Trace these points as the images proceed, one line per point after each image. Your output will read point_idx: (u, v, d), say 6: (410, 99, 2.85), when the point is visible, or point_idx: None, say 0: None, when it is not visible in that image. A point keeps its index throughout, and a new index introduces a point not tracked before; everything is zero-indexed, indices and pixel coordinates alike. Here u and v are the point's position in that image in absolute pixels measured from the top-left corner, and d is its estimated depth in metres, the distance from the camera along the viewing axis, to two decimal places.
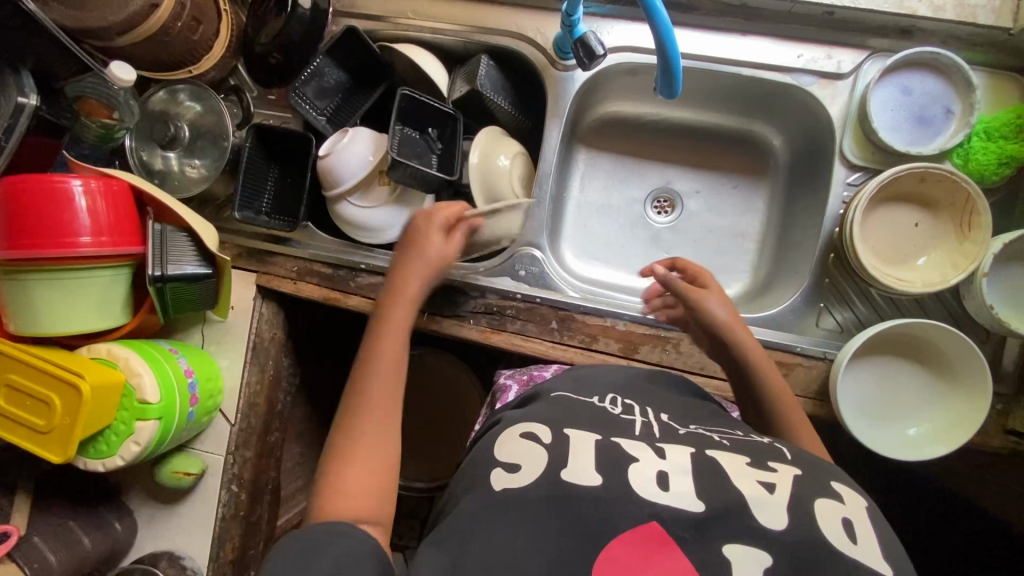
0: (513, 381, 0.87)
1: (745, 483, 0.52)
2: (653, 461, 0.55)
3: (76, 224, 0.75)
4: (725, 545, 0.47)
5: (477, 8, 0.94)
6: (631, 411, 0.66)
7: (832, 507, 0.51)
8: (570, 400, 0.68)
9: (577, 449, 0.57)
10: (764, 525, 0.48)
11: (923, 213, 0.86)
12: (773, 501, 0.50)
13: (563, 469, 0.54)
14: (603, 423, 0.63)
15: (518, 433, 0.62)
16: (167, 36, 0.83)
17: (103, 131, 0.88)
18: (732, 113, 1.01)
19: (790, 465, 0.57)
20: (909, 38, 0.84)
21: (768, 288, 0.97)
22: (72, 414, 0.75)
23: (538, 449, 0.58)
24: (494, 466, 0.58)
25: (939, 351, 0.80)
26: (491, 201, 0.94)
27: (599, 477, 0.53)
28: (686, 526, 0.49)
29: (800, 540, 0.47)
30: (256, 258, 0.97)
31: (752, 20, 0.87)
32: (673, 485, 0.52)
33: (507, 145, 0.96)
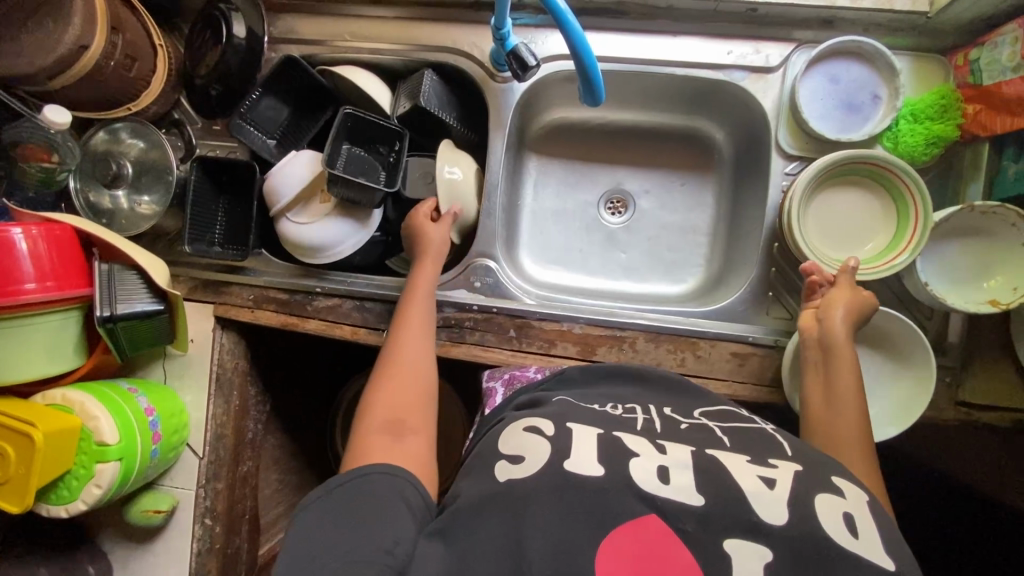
0: (497, 382, 0.86)
1: (745, 478, 0.53)
2: (654, 456, 0.56)
3: (19, 271, 0.75)
4: (726, 541, 0.48)
5: (412, 26, 0.95)
6: (633, 411, 0.68)
7: (832, 501, 0.52)
8: (574, 403, 0.68)
9: (581, 439, 0.58)
10: (764, 519, 0.49)
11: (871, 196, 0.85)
12: (775, 496, 0.51)
13: (566, 459, 0.56)
14: (604, 419, 0.64)
15: (525, 426, 0.63)
16: (102, 75, 0.83)
17: (43, 174, 0.87)
18: (674, 111, 1.03)
19: (790, 459, 0.57)
20: (832, 28, 0.86)
21: (722, 281, 0.99)
22: (26, 463, 0.74)
23: (543, 441, 0.59)
24: (499, 457, 0.59)
25: (881, 331, 0.82)
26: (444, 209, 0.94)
27: (601, 467, 0.54)
28: (688, 520, 0.50)
29: (797, 536, 0.48)
30: (211, 289, 0.97)
31: (681, 20, 0.88)
32: (674, 479, 0.53)
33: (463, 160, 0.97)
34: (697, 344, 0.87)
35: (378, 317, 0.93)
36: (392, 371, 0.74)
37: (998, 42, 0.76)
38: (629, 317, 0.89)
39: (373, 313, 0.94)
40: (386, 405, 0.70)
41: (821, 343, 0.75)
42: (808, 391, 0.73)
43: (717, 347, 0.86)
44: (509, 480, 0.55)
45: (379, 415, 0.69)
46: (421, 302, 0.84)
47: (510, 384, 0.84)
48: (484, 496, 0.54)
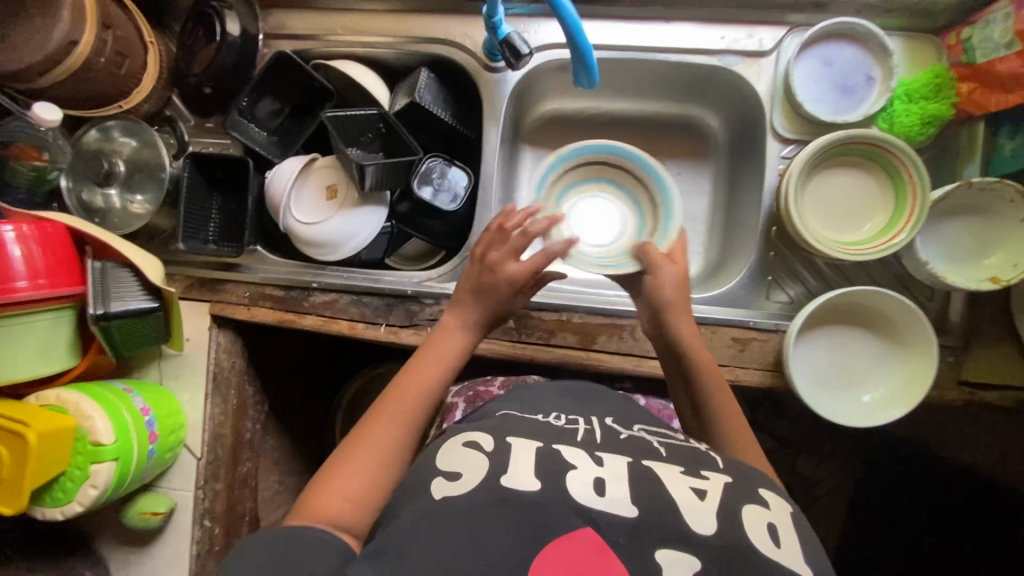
0: (459, 399, 0.89)
1: (678, 490, 0.55)
2: (590, 467, 0.56)
3: (10, 269, 0.74)
4: (656, 551, 0.50)
5: (405, 19, 0.94)
6: (575, 421, 0.67)
7: (757, 512, 0.54)
8: (514, 416, 0.67)
9: (518, 453, 0.58)
10: (695, 530, 0.51)
11: (864, 177, 0.84)
12: (705, 507, 0.53)
13: (503, 475, 0.55)
14: (546, 430, 0.63)
15: (462, 442, 0.62)
16: (92, 72, 0.82)
17: (34, 174, 0.87)
18: (669, 100, 1.03)
19: (722, 471, 0.59)
20: (824, 11, 0.86)
21: (720, 268, 0.99)
22: (20, 463, 0.73)
23: (480, 455, 0.59)
24: (435, 474, 0.58)
25: (881, 315, 0.82)
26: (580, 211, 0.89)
27: (538, 482, 0.54)
28: (620, 532, 0.51)
29: (723, 545, 0.50)
30: (206, 287, 0.96)
31: (673, 6, 0.88)
32: (610, 491, 0.54)
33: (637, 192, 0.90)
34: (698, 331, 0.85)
35: (375, 310, 0.93)
36: (360, 444, 0.66)
37: (990, 19, 0.76)
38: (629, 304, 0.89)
39: (370, 306, 0.93)
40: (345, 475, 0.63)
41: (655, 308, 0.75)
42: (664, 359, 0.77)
43: (717, 333, 0.85)
44: (444, 498, 0.54)
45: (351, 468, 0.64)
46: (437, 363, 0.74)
47: (472, 401, 0.87)
48: (420, 514, 0.54)
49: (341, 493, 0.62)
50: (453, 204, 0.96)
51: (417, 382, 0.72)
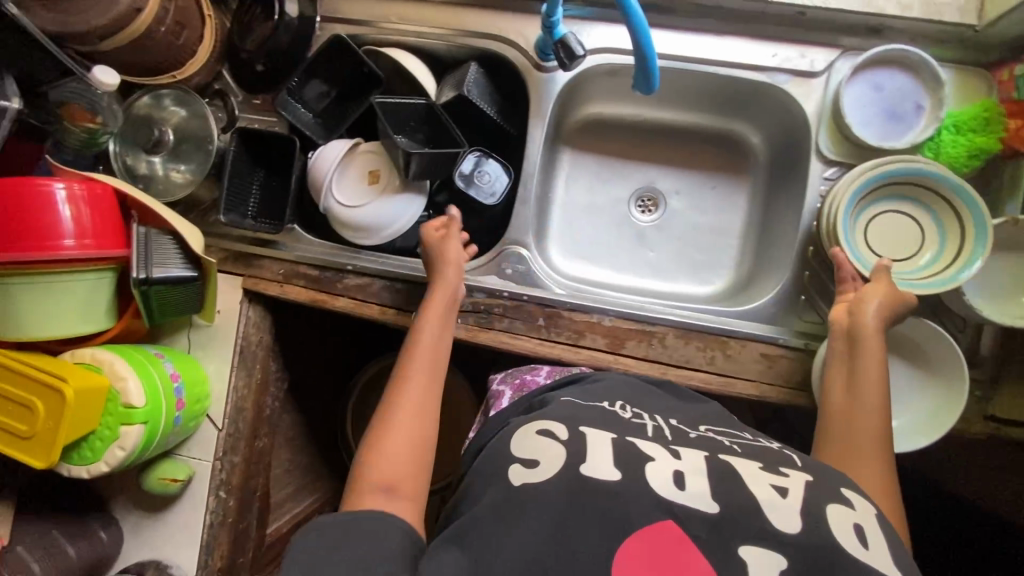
0: (506, 387, 0.87)
1: (759, 487, 0.56)
2: (669, 461, 0.59)
3: (58, 227, 0.74)
4: (741, 548, 0.51)
5: (460, 11, 0.95)
6: (641, 416, 0.70)
7: (843, 513, 0.54)
8: (578, 404, 0.70)
9: (594, 444, 0.61)
10: (780, 529, 0.52)
11: (914, 206, 0.84)
12: (787, 506, 0.54)
13: (581, 464, 0.58)
14: (612, 422, 0.66)
15: (536, 429, 0.64)
16: (152, 41, 0.83)
17: (86, 136, 0.86)
18: (711, 113, 1.03)
19: (802, 469, 0.60)
20: (879, 37, 0.87)
21: (750, 283, 0.99)
22: (54, 419, 0.73)
23: (555, 445, 0.61)
24: (511, 461, 0.60)
25: (911, 342, 0.82)
26: (902, 231, 0.84)
27: (617, 472, 0.57)
28: (699, 526, 0.53)
29: (815, 545, 0.51)
30: (242, 262, 0.97)
31: (728, 20, 0.89)
32: (689, 486, 0.56)
33: (898, 223, 0.84)
34: (728, 343, 0.87)
35: (407, 298, 0.94)
36: (391, 425, 0.68)
37: None
38: (660, 312, 0.89)
39: (402, 293, 0.94)
40: (385, 456, 0.66)
41: (849, 332, 0.75)
42: (830, 388, 0.74)
43: (747, 347, 0.86)
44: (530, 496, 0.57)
45: (385, 445, 0.67)
46: (436, 322, 0.80)
47: (519, 390, 0.85)
48: (496, 501, 0.56)
49: (381, 474, 0.64)
50: (492, 200, 0.96)
51: (423, 355, 0.76)
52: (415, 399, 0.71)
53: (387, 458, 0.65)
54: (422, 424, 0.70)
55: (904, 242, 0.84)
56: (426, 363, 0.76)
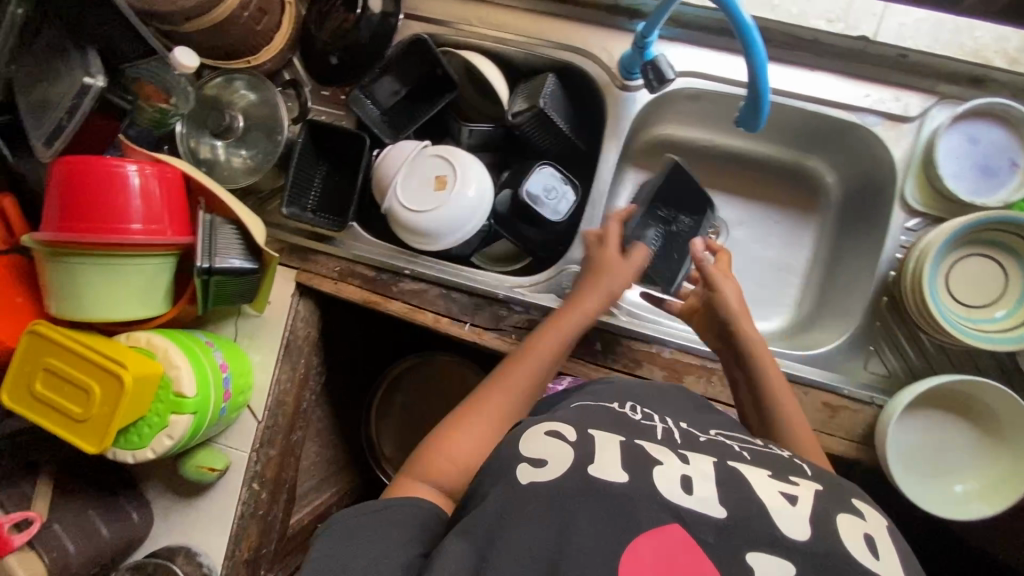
0: None
1: (768, 494, 0.54)
2: (677, 465, 0.56)
3: (129, 210, 0.73)
4: (751, 554, 0.48)
5: (544, 20, 0.92)
6: (651, 418, 0.67)
7: (853, 522, 0.52)
8: (589, 406, 0.67)
9: (604, 445, 0.58)
10: (788, 534, 0.50)
11: (1001, 256, 0.80)
12: (796, 512, 0.52)
13: (591, 464, 0.55)
14: (624, 425, 0.63)
15: (543, 429, 0.61)
16: (234, 25, 0.81)
17: (157, 115, 0.83)
18: (788, 146, 1.00)
19: (809, 478, 0.59)
20: (979, 87, 0.84)
21: (810, 325, 0.97)
22: (111, 404, 0.72)
23: (565, 446, 0.57)
24: (518, 459, 0.57)
25: (981, 405, 0.80)
26: (990, 282, 0.79)
27: (626, 475, 0.53)
28: (709, 531, 0.50)
29: (822, 551, 0.49)
30: (298, 255, 0.95)
31: (823, 55, 0.86)
32: (696, 489, 0.53)
33: (985, 272, 0.80)
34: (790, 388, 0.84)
35: (463, 308, 0.92)
36: (456, 433, 0.67)
37: None
38: None
39: (458, 303, 0.92)
40: (445, 457, 0.64)
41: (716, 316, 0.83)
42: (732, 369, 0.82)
43: (809, 394, 0.84)
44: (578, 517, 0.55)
45: (440, 461, 0.64)
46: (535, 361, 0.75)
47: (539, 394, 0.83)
48: None
49: (437, 467, 0.64)
50: (555, 217, 0.93)
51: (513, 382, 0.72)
52: (487, 429, 0.68)
53: (455, 454, 0.65)
54: (493, 425, 0.68)
55: (989, 292, 0.80)
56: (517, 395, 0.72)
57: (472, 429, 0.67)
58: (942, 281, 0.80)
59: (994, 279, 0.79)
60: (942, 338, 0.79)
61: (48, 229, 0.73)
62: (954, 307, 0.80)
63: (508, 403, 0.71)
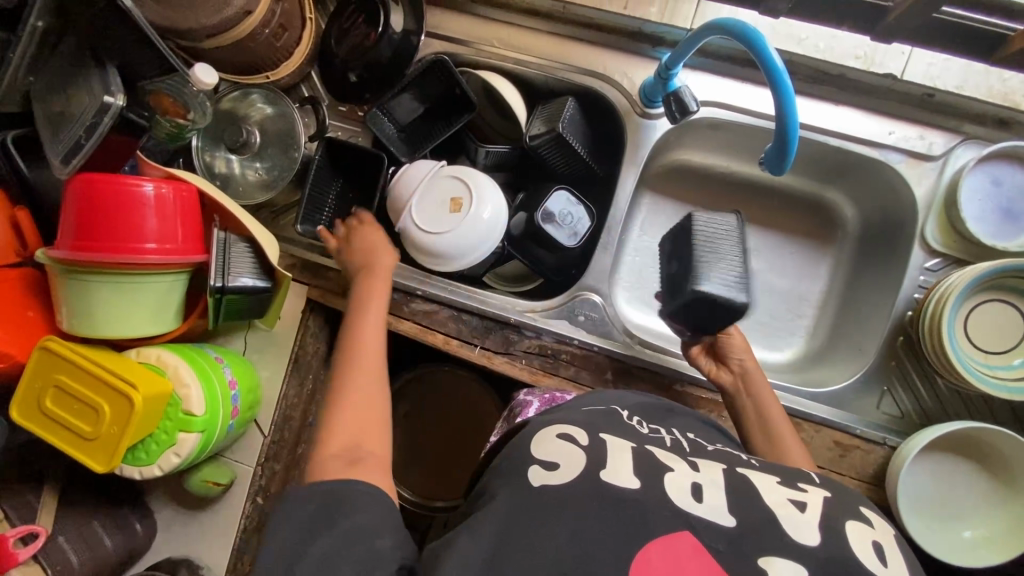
0: (534, 398, 0.83)
1: (775, 500, 0.53)
2: (687, 472, 0.56)
3: (144, 230, 0.72)
4: (761, 558, 0.48)
5: (565, 44, 0.91)
6: (658, 430, 0.66)
7: (862, 529, 0.51)
8: (600, 412, 0.67)
9: (613, 452, 0.57)
10: (798, 540, 0.49)
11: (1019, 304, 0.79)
12: (806, 520, 0.51)
13: (601, 471, 0.54)
14: (633, 434, 0.63)
15: (555, 431, 0.60)
16: (255, 42, 0.81)
17: (174, 131, 0.82)
18: (806, 177, 0.99)
19: (819, 485, 0.57)
20: (1005, 129, 0.83)
21: (822, 359, 0.96)
22: (120, 424, 0.72)
23: (576, 449, 0.57)
24: (531, 461, 0.57)
25: (994, 452, 0.79)
26: (1009, 331, 0.78)
27: (638, 481, 0.53)
28: (719, 538, 0.49)
29: (832, 557, 0.48)
30: (308, 271, 0.94)
31: (847, 90, 0.85)
32: (707, 496, 0.53)
33: (1004, 321, 0.79)
34: (802, 425, 0.83)
35: (474, 331, 0.91)
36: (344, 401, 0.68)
37: None
38: None
39: (469, 325, 0.92)
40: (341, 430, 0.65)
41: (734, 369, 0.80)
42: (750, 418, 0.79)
43: (820, 432, 0.83)
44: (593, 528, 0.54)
45: (340, 436, 0.64)
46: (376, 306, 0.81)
47: (548, 402, 0.81)
48: None
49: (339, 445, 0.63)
50: (571, 240, 0.92)
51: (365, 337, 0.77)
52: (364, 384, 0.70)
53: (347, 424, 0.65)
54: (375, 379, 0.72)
55: (1005, 341, 0.79)
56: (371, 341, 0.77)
57: (357, 393, 0.69)
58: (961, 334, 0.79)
59: (1012, 328, 0.78)
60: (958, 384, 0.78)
61: (62, 246, 0.72)
62: (971, 354, 0.79)
63: (370, 382, 0.71)
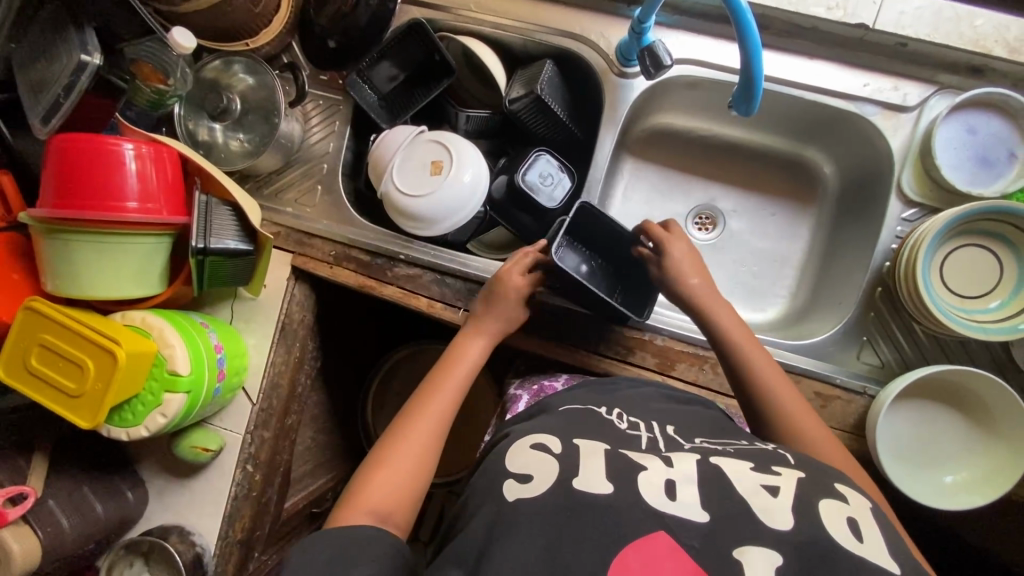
0: (524, 391, 0.87)
1: (750, 489, 0.53)
2: (661, 470, 0.56)
3: (125, 188, 0.73)
4: (736, 549, 0.48)
5: (542, 6, 0.92)
6: (636, 427, 0.66)
7: (836, 507, 0.52)
8: (579, 412, 0.69)
9: (586, 456, 0.58)
10: (770, 526, 0.49)
11: (999, 250, 0.79)
12: (780, 505, 0.51)
13: (575, 479, 0.55)
14: (609, 434, 0.64)
15: (529, 443, 0.63)
16: (230, 7, 0.82)
17: (154, 96, 0.83)
18: (785, 136, 1.00)
19: (794, 467, 0.58)
20: (979, 77, 0.83)
21: (804, 316, 0.96)
22: (105, 380, 0.73)
23: (548, 459, 0.59)
24: (506, 476, 0.58)
25: (974, 396, 0.79)
26: (988, 274, 0.79)
27: (610, 485, 0.54)
28: (694, 536, 0.49)
29: (808, 541, 0.48)
30: (293, 239, 0.96)
31: (822, 44, 0.85)
32: (680, 495, 0.53)
33: (983, 263, 0.79)
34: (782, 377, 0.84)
35: (456, 294, 0.92)
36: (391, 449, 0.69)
37: None
38: None
39: (452, 289, 0.92)
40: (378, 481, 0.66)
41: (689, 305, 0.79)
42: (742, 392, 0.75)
43: (801, 383, 0.83)
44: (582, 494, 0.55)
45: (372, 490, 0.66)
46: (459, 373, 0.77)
47: (536, 395, 0.85)
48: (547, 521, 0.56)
49: (370, 498, 0.65)
50: (553, 204, 0.93)
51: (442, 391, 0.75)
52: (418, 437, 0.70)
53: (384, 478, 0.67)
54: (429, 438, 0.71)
55: (983, 284, 0.79)
56: (447, 401, 0.74)
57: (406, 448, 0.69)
58: (939, 280, 0.80)
59: (990, 271, 0.79)
60: (934, 328, 0.79)
61: (45, 206, 0.73)
62: (947, 298, 0.80)
63: (427, 432, 0.71)
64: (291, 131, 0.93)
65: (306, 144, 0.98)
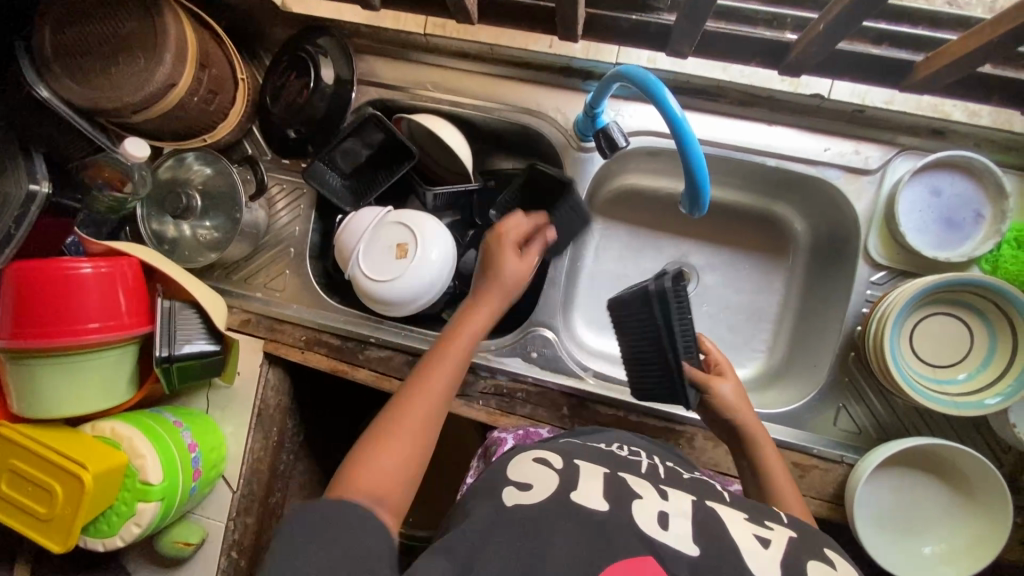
0: (508, 433, 0.83)
1: (741, 534, 0.51)
2: (655, 501, 0.54)
3: (84, 310, 0.73)
4: None
5: (497, 83, 0.92)
6: (636, 455, 0.67)
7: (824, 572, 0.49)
8: (578, 443, 0.67)
9: (586, 476, 0.57)
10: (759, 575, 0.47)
11: (966, 318, 0.79)
12: (769, 556, 0.49)
13: (573, 492, 0.54)
14: (612, 460, 0.63)
15: (531, 457, 0.60)
16: (183, 111, 0.82)
17: (114, 203, 0.83)
18: (754, 192, 0.99)
19: (786, 525, 0.55)
20: (941, 138, 0.82)
21: (783, 374, 0.95)
22: (74, 503, 0.73)
23: (551, 471, 0.57)
24: (506, 483, 0.56)
25: (953, 466, 0.78)
26: (959, 343, 0.79)
27: (607, 502, 0.53)
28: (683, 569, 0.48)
29: None
30: (264, 326, 0.96)
31: (780, 110, 0.85)
32: (672, 526, 0.51)
33: (952, 331, 0.79)
34: None
35: None
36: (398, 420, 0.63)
37: None
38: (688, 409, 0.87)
39: None
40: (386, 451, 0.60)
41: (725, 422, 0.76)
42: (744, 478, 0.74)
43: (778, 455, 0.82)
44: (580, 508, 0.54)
45: (376, 463, 0.59)
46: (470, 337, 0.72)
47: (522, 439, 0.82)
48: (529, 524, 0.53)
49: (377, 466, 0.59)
50: None
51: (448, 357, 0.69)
52: (427, 409, 0.64)
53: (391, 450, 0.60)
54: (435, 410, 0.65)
55: (956, 353, 0.79)
56: (455, 368, 0.69)
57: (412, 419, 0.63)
58: (909, 350, 0.80)
59: (960, 340, 0.79)
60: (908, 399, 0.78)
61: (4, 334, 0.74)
62: (919, 367, 0.80)
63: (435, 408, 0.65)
64: (256, 218, 0.92)
65: (273, 228, 0.97)
